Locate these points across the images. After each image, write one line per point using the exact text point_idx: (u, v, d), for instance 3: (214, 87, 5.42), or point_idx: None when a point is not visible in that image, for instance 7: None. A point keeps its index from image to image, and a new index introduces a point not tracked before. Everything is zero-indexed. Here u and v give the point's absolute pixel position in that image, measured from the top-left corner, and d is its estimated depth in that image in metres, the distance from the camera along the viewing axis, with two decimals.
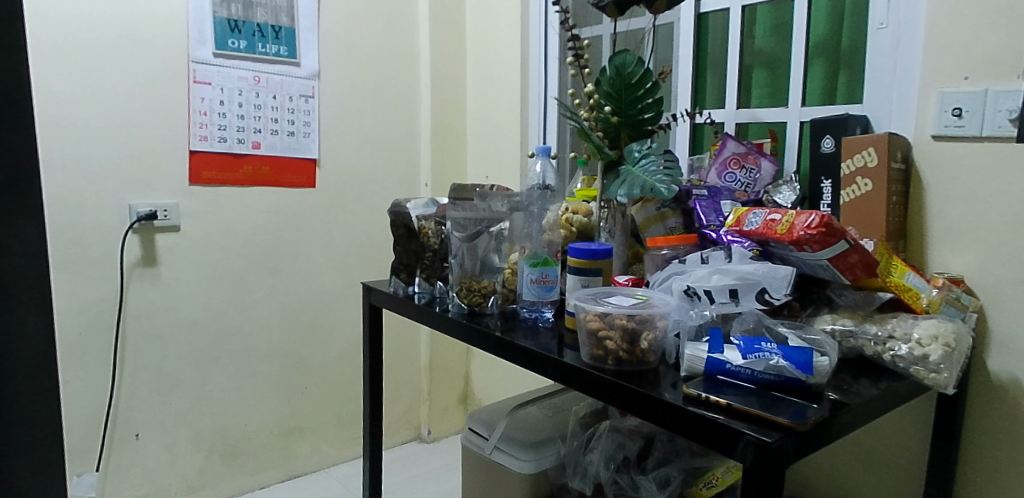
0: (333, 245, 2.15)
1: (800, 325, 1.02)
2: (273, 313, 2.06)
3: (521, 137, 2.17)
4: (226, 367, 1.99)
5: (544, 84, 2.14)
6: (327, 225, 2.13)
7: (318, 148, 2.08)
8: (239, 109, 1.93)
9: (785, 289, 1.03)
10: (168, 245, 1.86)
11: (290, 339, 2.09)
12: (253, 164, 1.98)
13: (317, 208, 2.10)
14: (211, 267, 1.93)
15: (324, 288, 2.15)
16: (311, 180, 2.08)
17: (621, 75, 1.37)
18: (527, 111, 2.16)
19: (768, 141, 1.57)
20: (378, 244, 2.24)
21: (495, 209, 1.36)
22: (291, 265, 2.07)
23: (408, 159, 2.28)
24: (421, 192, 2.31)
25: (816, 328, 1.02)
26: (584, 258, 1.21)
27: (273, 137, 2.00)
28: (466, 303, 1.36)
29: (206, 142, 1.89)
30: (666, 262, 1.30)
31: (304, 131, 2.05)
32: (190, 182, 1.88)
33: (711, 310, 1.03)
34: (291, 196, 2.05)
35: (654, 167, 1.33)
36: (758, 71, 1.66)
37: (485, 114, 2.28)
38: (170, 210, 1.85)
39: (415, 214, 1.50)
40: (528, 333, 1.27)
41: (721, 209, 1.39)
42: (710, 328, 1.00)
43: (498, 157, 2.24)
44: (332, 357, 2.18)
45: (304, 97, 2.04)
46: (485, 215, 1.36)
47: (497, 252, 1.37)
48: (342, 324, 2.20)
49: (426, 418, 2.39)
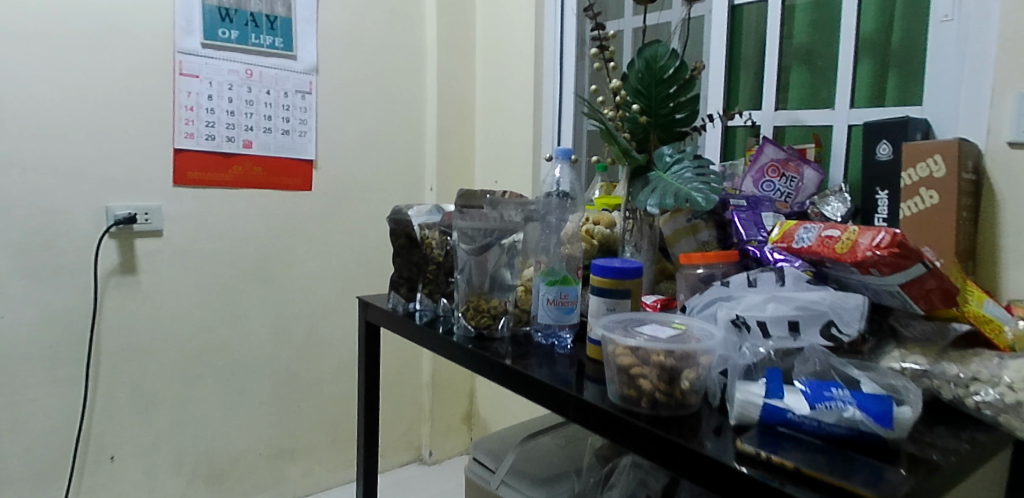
0: (329, 253, 1.99)
1: (864, 359, 0.88)
2: (265, 325, 1.90)
3: (535, 139, 2.01)
4: (211, 384, 1.83)
5: (560, 82, 1.99)
6: (324, 231, 1.97)
7: (315, 148, 1.93)
8: (229, 105, 1.78)
9: (856, 321, 0.88)
10: (149, 251, 1.71)
11: (282, 354, 1.94)
12: (244, 164, 1.83)
13: (313, 213, 1.95)
14: (196, 276, 1.78)
15: (320, 299, 1.99)
16: (307, 183, 1.93)
17: (652, 71, 1.22)
18: (540, 112, 2.01)
19: (811, 146, 1.41)
20: (379, 251, 2.08)
21: (507, 218, 1.20)
22: (284, 274, 1.92)
23: (412, 161, 2.13)
24: (426, 197, 2.15)
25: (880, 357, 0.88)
26: (611, 278, 1.05)
27: (265, 136, 1.85)
28: (473, 325, 1.19)
29: (192, 140, 1.74)
30: (701, 282, 1.13)
31: (300, 130, 1.90)
32: (173, 183, 1.73)
33: (767, 347, 0.87)
34: (286, 199, 1.90)
35: (689, 174, 1.17)
36: (797, 71, 1.50)
37: (496, 114, 2.12)
38: (152, 213, 1.70)
39: (418, 223, 1.34)
40: (542, 363, 1.11)
41: (763, 222, 1.24)
42: (768, 368, 0.83)
43: (510, 161, 2.08)
44: (326, 373, 2.02)
45: (300, 93, 1.89)
46: (496, 226, 1.19)
47: (509, 267, 1.21)
48: (339, 337, 2.04)
49: (427, 438, 2.23)
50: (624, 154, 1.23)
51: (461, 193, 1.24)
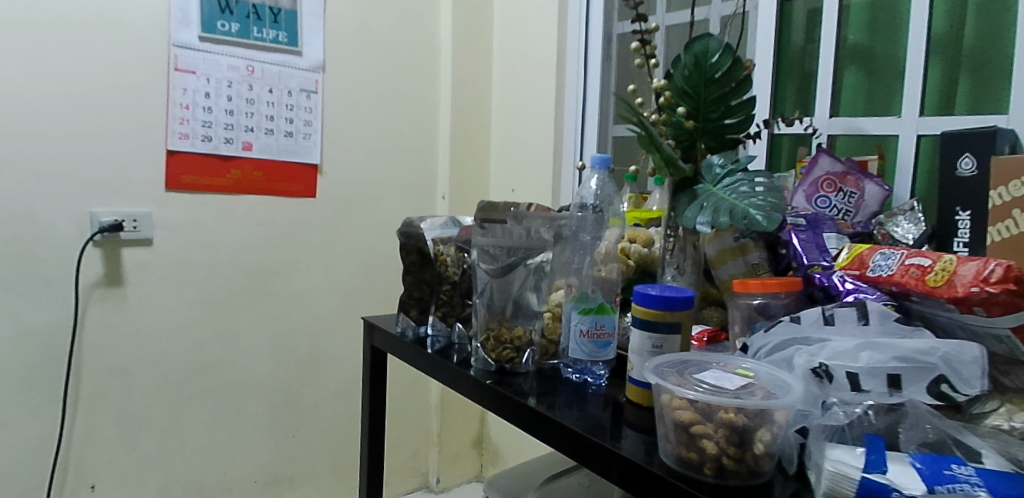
0: (333, 265, 1.84)
1: (968, 422, 0.73)
2: (262, 342, 1.75)
3: (556, 146, 1.86)
4: (203, 406, 1.69)
5: (584, 85, 1.84)
6: (328, 241, 1.83)
7: (320, 152, 1.79)
8: (227, 103, 1.64)
9: (978, 379, 0.71)
10: (138, 262, 1.57)
11: (280, 373, 1.79)
12: (243, 168, 1.68)
13: (317, 221, 1.81)
14: (188, 289, 1.63)
15: (322, 315, 1.84)
16: (310, 190, 1.79)
17: (700, 69, 1.07)
18: (561, 117, 1.86)
19: (873, 158, 1.26)
20: (387, 263, 1.93)
21: (535, 235, 1.04)
22: (285, 288, 1.77)
23: (423, 167, 1.98)
24: (438, 206, 2.01)
25: (994, 418, 0.72)
26: (657, 309, 0.90)
27: (267, 138, 1.71)
28: (494, 358, 1.04)
29: (187, 141, 1.60)
30: (755, 312, 1.00)
31: (304, 132, 1.76)
32: (165, 188, 1.59)
33: (865, 406, 0.72)
34: (287, 207, 1.76)
35: (745, 188, 1.02)
36: (850, 73, 1.35)
37: (513, 118, 1.98)
38: (141, 220, 1.56)
39: (431, 236, 1.19)
40: (573, 405, 0.96)
41: (825, 244, 1.08)
42: (867, 437, 0.68)
43: (528, 168, 1.93)
44: (328, 394, 1.88)
45: (305, 93, 1.75)
46: (521, 243, 1.03)
47: (536, 291, 1.06)
48: (342, 356, 1.89)
49: (435, 465, 2.09)
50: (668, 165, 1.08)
51: (481, 205, 1.07)
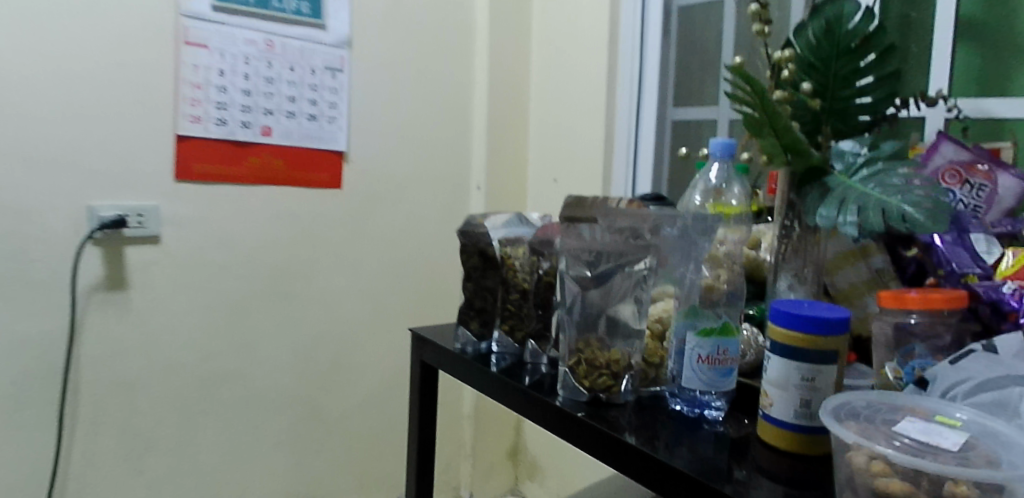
0: (359, 263, 1.66)
1: None
2: (282, 350, 1.57)
3: (607, 132, 1.67)
4: (217, 422, 1.50)
5: (640, 63, 1.65)
6: (355, 237, 1.65)
7: (346, 138, 1.60)
8: (244, 82, 1.45)
9: None
10: (144, 262, 1.38)
11: (301, 384, 1.61)
12: (262, 156, 1.50)
13: (342, 215, 1.62)
14: (200, 292, 1.45)
15: (347, 319, 1.66)
16: (336, 180, 1.60)
17: (832, 36, 0.89)
18: (612, 100, 1.67)
19: (1006, 145, 1.08)
20: (417, 261, 1.75)
21: (630, 234, 0.86)
22: (307, 289, 1.59)
23: (457, 154, 1.79)
24: (472, 197, 1.82)
25: None
26: (811, 333, 0.72)
27: (288, 122, 1.52)
28: (586, 387, 0.86)
29: (199, 125, 1.41)
30: (905, 330, 0.84)
31: (329, 116, 1.57)
32: (174, 178, 1.40)
33: None
34: (310, 199, 1.57)
35: (896, 180, 0.84)
36: (961, 52, 1.15)
37: (556, 102, 1.78)
38: (148, 215, 1.37)
39: (497, 237, 1.02)
40: (692, 445, 0.78)
41: (974, 247, 0.92)
42: None
43: (574, 156, 1.73)
44: (353, 406, 1.70)
45: (330, 71, 1.56)
46: (615, 247, 0.86)
47: (637, 306, 0.86)
48: (369, 364, 1.71)
49: (468, 479, 1.92)
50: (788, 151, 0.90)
51: (567, 203, 0.89)
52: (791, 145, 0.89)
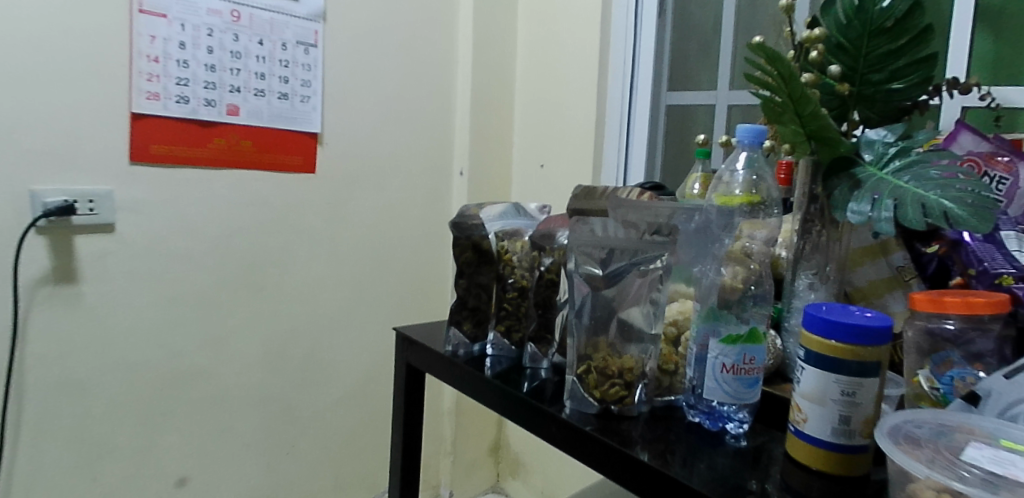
0: (334, 252, 1.56)
1: None
2: (251, 345, 1.47)
3: (598, 115, 1.58)
4: (180, 424, 1.40)
5: (633, 43, 1.57)
6: (330, 224, 1.54)
7: (320, 118, 1.49)
8: (207, 56, 1.34)
9: None
10: (97, 252, 1.26)
11: (271, 381, 1.51)
12: (228, 137, 1.38)
13: (316, 201, 1.51)
14: (161, 284, 1.34)
15: (321, 312, 1.56)
16: (309, 163, 1.49)
17: (864, 16, 0.81)
18: (604, 81, 1.59)
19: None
20: (396, 250, 1.65)
21: (647, 231, 0.77)
22: (278, 280, 1.49)
23: (438, 137, 1.69)
24: (454, 183, 1.73)
25: None
26: (854, 343, 0.65)
27: (256, 101, 1.41)
28: (598, 398, 0.78)
29: (157, 103, 1.29)
30: (939, 334, 0.77)
31: (302, 94, 1.46)
32: (130, 160, 1.28)
33: None
34: (281, 183, 1.46)
35: (933, 174, 0.77)
36: (981, 35, 1.07)
37: (543, 83, 1.68)
38: (100, 200, 1.25)
39: (493, 230, 0.94)
40: (714, 463, 0.71)
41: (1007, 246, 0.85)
42: None
43: (563, 140, 1.64)
44: (328, 403, 1.60)
45: (302, 46, 1.45)
46: (628, 244, 0.77)
47: (653, 309, 0.78)
48: (344, 360, 1.61)
49: (448, 477, 1.84)
50: (812, 139, 0.84)
51: (574, 194, 0.83)
52: (816, 133, 0.83)
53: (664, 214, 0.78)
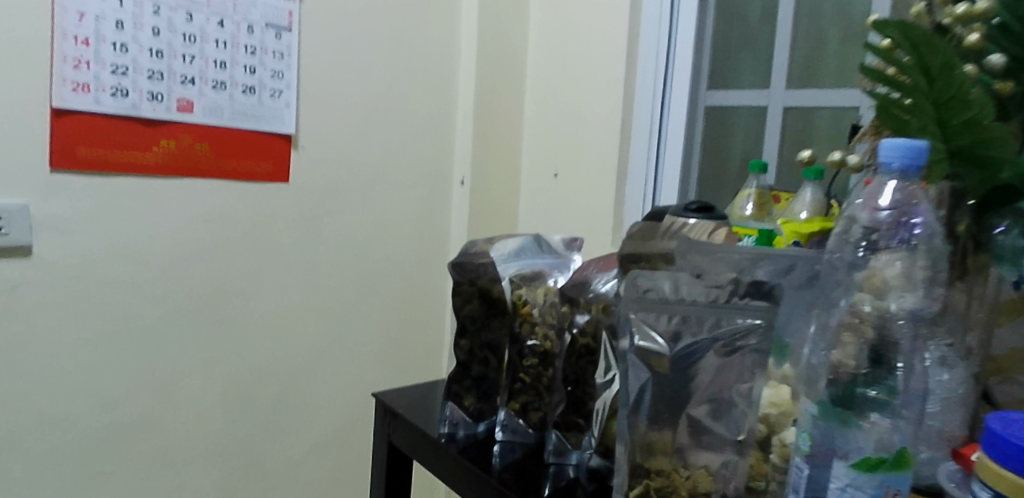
0: (311, 277, 1.31)
1: None
2: (207, 388, 1.22)
3: (626, 118, 1.33)
4: (119, 486, 1.16)
5: (667, 32, 1.32)
6: (305, 243, 1.29)
7: (294, 116, 1.25)
8: (153, 39, 1.09)
9: None
10: (10, 281, 1.03)
11: (233, 431, 1.27)
12: (180, 138, 1.13)
13: (289, 216, 1.27)
14: (92, 319, 1.10)
15: (294, 347, 1.31)
16: (281, 171, 1.25)
17: None
18: (631, 76, 1.33)
19: None
20: (384, 273, 1.41)
21: (727, 292, 0.54)
22: (241, 311, 1.24)
23: (435, 140, 1.45)
24: (455, 194, 1.48)
25: None
26: None
27: (215, 95, 1.16)
28: None
29: (87, 96, 1.04)
30: None
31: (272, 88, 1.22)
32: (51, 167, 1.04)
33: None
34: (245, 195, 1.22)
35: None
36: None
37: (557, 76, 1.43)
38: (11, 218, 1.01)
39: (509, 273, 0.71)
40: None
41: None
42: None
43: (581, 145, 1.39)
44: (302, 454, 1.36)
45: (272, 30, 1.21)
46: (706, 311, 0.54)
47: (742, 403, 0.55)
48: (321, 403, 1.37)
49: None
50: (953, 158, 0.61)
51: (628, 235, 0.64)
52: (961, 150, 0.61)
53: (746, 269, 0.57)
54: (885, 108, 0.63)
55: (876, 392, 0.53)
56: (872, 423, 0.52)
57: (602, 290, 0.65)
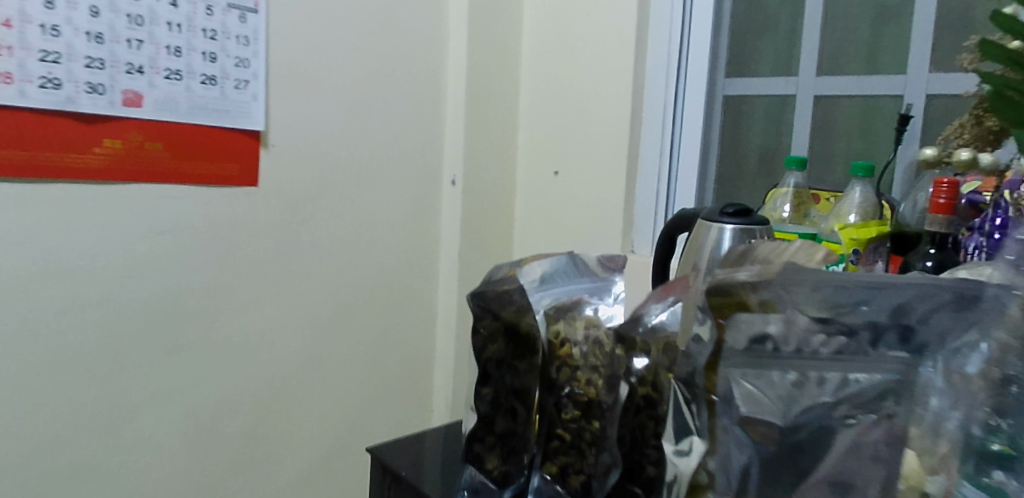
0: (286, 291, 1.16)
1: None
2: (167, 424, 1.06)
3: (637, 109, 1.19)
4: None
5: (683, 11, 1.18)
6: (278, 253, 1.14)
7: (262, 110, 1.08)
8: (91, 21, 0.93)
9: None
10: None
11: (199, 470, 1.11)
12: (127, 137, 0.97)
13: (259, 224, 1.11)
14: (26, 350, 0.93)
15: (268, 371, 1.16)
16: (248, 173, 1.09)
17: None
18: (641, 62, 1.19)
19: None
20: (368, 285, 1.26)
21: (847, 340, 0.43)
22: (206, 334, 1.08)
23: (422, 135, 1.30)
24: (445, 194, 1.33)
25: None
26: None
27: (169, 86, 1.00)
28: None
29: (10, 88, 0.88)
30: None
31: (237, 78, 1.06)
32: None
33: None
34: (207, 201, 1.06)
35: None
36: None
37: (555, 64, 1.29)
38: None
39: (543, 305, 0.57)
40: None
41: None
42: None
43: (586, 139, 1.25)
44: (280, 490, 1.21)
45: (235, 11, 1.05)
46: (821, 366, 0.43)
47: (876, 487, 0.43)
48: (300, 433, 1.21)
49: None
50: None
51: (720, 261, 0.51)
52: None
53: (847, 308, 0.44)
54: (998, 92, 0.57)
55: (997, 445, 0.45)
56: (1000, 483, 0.44)
57: (655, 323, 0.52)
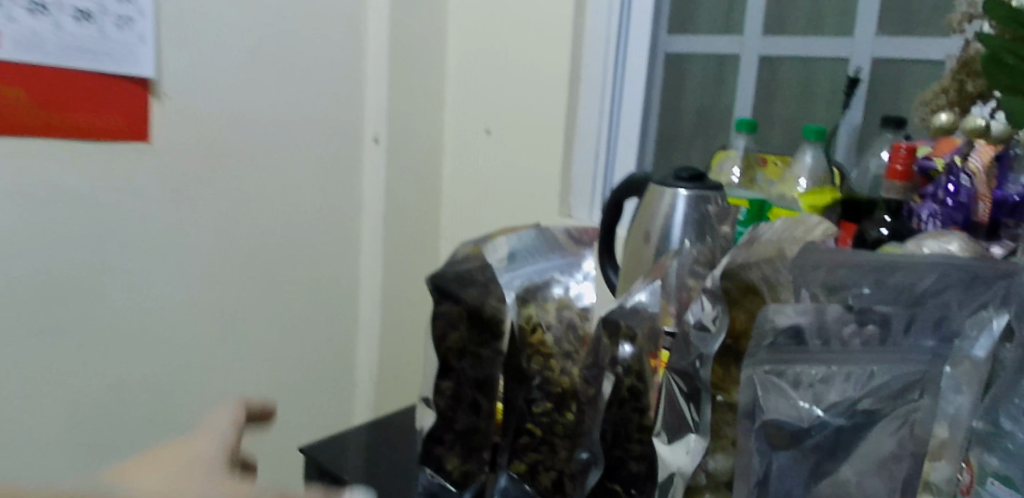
0: (189, 261, 1.03)
1: None
2: (49, 413, 0.94)
3: (574, 64, 1.12)
4: None
5: None
6: (179, 219, 1.01)
7: (152, 53, 0.94)
8: None
9: None
10: None
11: (91, 462, 0.99)
12: None
13: (155, 186, 0.98)
14: None
15: (169, 350, 1.04)
16: (139, 126, 0.95)
17: None
18: (580, 13, 1.12)
19: None
20: (281, 253, 1.15)
21: (856, 334, 0.45)
22: (93, 311, 0.96)
23: (340, 88, 1.18)
24: (367, 153, 1.23)
25: None
26: None
27: (33, 22, 0.85)
28: None
29: None
30: None
31: (119, 15, 0.91)
32: None
33: None
34: (89, 159, 0.92)
35: None
36: None
37: (487, 13, 1.20)
38: None
39: (515, 285, 0.55)
40: None
41: None
42: None
43: (520, 96, 1.17)
44: None
45: None
46: (841, 360, 0.45)
47: (894, 476, 0.45)
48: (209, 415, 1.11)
49: None
50: None
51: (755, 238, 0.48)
52: None
53: (853, 293, 0.46)
54: (996, 55, 0.55)
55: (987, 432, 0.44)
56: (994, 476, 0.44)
57: (635, 303, 0.48)
